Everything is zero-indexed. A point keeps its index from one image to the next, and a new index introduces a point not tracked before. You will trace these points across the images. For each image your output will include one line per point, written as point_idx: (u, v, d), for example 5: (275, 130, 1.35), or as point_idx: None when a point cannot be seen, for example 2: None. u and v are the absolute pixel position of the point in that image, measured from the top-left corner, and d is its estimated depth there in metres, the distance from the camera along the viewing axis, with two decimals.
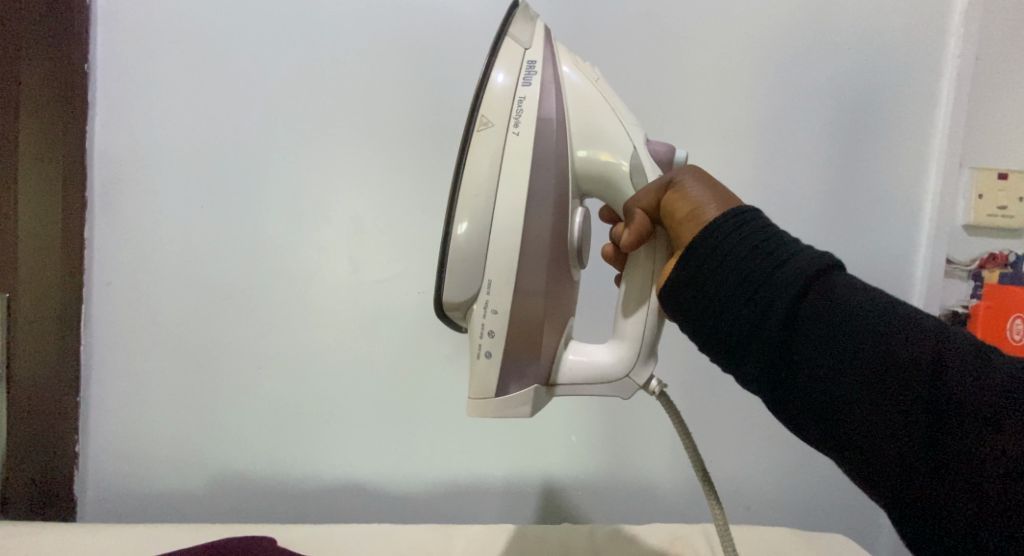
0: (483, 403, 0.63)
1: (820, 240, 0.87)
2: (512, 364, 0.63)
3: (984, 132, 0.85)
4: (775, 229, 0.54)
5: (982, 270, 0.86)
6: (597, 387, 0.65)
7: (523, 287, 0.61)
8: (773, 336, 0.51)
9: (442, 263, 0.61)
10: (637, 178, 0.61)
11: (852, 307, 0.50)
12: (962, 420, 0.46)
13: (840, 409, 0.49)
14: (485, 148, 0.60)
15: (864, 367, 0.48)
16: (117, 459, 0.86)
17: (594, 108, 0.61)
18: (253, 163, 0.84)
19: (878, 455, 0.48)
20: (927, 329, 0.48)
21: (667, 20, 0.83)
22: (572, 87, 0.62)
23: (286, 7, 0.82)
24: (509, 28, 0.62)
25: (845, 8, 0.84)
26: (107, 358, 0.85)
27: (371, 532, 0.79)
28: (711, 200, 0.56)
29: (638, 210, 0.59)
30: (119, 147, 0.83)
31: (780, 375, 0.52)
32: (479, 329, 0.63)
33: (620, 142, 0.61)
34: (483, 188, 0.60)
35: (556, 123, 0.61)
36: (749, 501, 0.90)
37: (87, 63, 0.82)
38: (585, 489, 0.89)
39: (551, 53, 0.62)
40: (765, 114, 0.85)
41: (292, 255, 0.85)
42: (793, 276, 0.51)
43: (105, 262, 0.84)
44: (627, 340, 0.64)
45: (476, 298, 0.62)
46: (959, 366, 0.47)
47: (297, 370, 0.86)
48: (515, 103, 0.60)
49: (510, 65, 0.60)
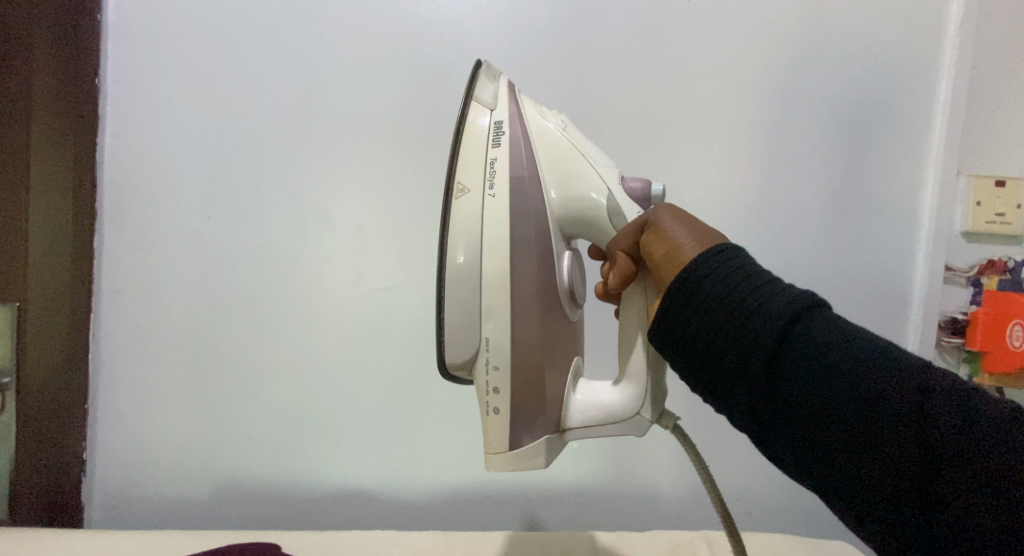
0: (497, 460, 0.64)
1: (819, 246, 0.87)
2: (520, 418, 0.64)
3: (981, 139, 0.86)
4: (755, 266, 0.55)
5: (982, 276, 0.86)
6: (609, 429, 0.65)
7: (520, 339, 0.63)
8: (763, 372, 0.52)
9: (440, 325, 0.63)
10: (618, 220, 0.63)
11: (832, 348, 0.51)
12: (952, 457, 0.47)
13: (827, 448, 0.50)
14: (465, 214, 0.62)
15: (853, 404, 0.50)
16: (125, 466, 0.87)
17: (565, 159, 0.64)
18: (257, 174, 0.85)
19: (868, 491, 0.49)
20: (911, 368, 0.50)
21: (664, 29, 0.84)
22: (541, 139, 0.64)
23: (288, 19, 0.84)
24: (473, 93, 0.65)
25: (840, 16, 0.85)
26: (116, 366, 0.86)
27: (374, 539, 0.79)
28: (687, 239, 0.58)
29: (620, 252, 0.61)
30: (127, 160, 0.85)
31: (770, 411, 0.52)
32: (484, 386, 0.64)
33: (594, 187, 0.63)
34: (468, 245, 0.62)
35: (531, 179, 0.63)
36: (750, 508, 0.90)
37: (98, 77, 0.84)
38: (586, 497, 0.89)
39: (516, 110, 0.64)
40: (762, 124, 0.85)
41: (295, 265, 0.86)
42: (780, 313, 0.52)
43: (114, 273, 0.86)
44: (634, 380, 0.64)
45: (477, 355, 0.64)
46: (947, 404, 0.48)
47: (301, 377, 0.87)
48: (487, 167, 0.62)
49: (479, 132, 0.63)
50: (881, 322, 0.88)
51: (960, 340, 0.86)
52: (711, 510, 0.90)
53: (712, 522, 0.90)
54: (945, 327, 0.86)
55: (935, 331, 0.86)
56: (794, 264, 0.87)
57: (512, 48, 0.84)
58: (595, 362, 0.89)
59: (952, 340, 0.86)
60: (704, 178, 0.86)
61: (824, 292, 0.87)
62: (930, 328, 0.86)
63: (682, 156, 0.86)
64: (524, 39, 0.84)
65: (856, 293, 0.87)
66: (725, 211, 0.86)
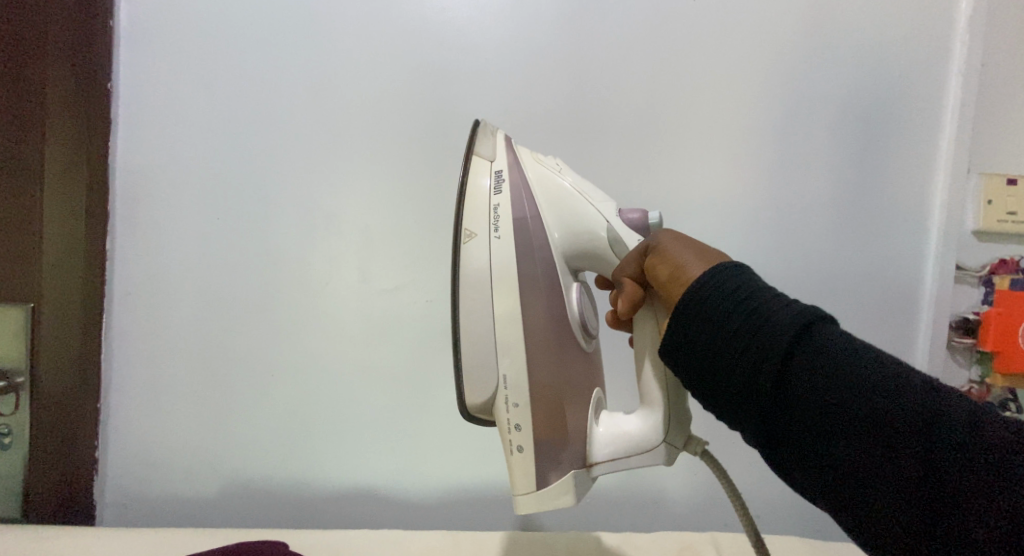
0: (528, 501, 0.65)
1: (828, 246, 0.86)
2: (544, 454, 0.65)
3: (992, 138, 0.85)
4: (758, 282, 0.57)
5: (993, 276, 0.85)
6: (637, 460, 0.65)
7: (538, 375, 0.64)
8: (770, 387, 0.53)
9: (457, 366, 0.64)
10: (619, 248, 0.65)
11: (835, 361, 0.52)
12: (957, 473, 0.48)
13: (834, 460, 0.52)
14: (473, 256, 0.64)
15: (859, 419, 0.51)
16: (137, 466, 0.88)
17: (563, 201, 0.65)
18: (265, 176, 0.86)
19: (874, 505, 0.50)
20: (916, 385, 0.51)
21: (669, 29, 0.84)
22: (540, 184, 0.66)
23: (294, 22, 0.84)
24: (472, 148, 0.66)
25: (847, 14, 0.84)
26: (127, 368, 0.88)
27: (382, 539, 0.80)
28: (690, 259, 0.59)
29: (627, 278, 0.63)
30: (139, 164, 0.86)
31: (778, 425, 0.54)
32: (506, 424, 0.65)
33: (595, 222, 0.65)
34: (479, 272, 0.63)
35: (533, 220, 0.64)
36: (759, 510, 0.89)
37: (110, 83, 0.85)
38: (593, 499, 0.89)
39: (515, 160, 0.66)
40: (769, 123, 0.85)
41: (303, 266, 0.87)
42: (786, 329, 0.53)
43: (126, 275, 0.87)
44: (656, 407, 0.65)
45: (496, 393, 0.65)
46: (952, 420, 0.49)
47: (310, 377, 0.88)
48: (491, 214, 0.64)
49: (481, 182, 0.65)
50: (891, 322, 0.87)
51: (971, 340, 0.85)
52: (718, 512, 0.89)
53: (721, 525, 0.89)
54: (956, 327, 0.85)
55: (946, 331, 0.85)
56: (802, 264, 0.86)
57: (516, 48, 0.84)
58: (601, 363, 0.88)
59: (964, 340, 0.85)
60: (710, 179, 0.85)
61: (832, 291, 0.87)
62: (941, 328, 0.85)
63: (688, 156, 0.85)
64: (528, 40, 0.84)
65: (866, 293, 0.87)
66: (732, 210, 0.86)
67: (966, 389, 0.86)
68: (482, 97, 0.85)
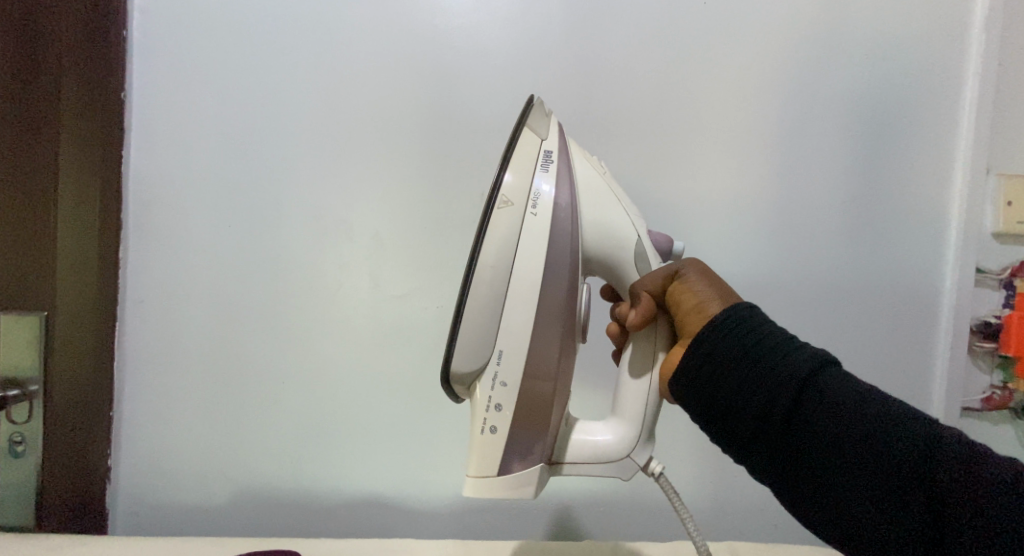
0: (484, 481, 0.64)
1: (844, 250, 0.85)
2: (518, 440, 0.64)
3: (1011, 139, 0.83)
4: (773, 324, 0.59)
5: (1015, 278, 0.83)
6: (598, 469, 0.67)
7: (534, 361, 0.64)
8: (782, 420, 0.55)
9: (453, 334, 0.63)
10: (642, 263, 0.65)
11: (846, 400, 0.55)
12: (961, 512, 0.50)
13: (841, 491, 0.54)
14: (503, 225, 0.62)
15: (869, 459, 0.53)
16: (147, 474, 0.88)
17: (602, 198, 0.65)
18: (277, 184, 0.86)
19: (873, 538, 0.53)
20: (924, 429, 0.53)
21: (680, 34, 0.83)
22: (583, 176, 0.65)
23: (307, 31, 0.85)
24: (527, 120, 0.65)
25: (861, 17, 0.83)
26: (137, 375, 0.87)
27: (393, 546, 0.79)
28: (712, 297, 0.62)
29: (644, 292, 0.64)
30: (151, 172, 0.86)
31: (788, 459, 0.56)
32: (486, 403, 0.64)
33: (626, 227, 0.65)
34: (501, 254, 0.62)
35: (571, 207, 0.63)
36: (777, 518, 0.88)
37: (123, 90, 0.85)
38: (607, 507, 0.88)
39: (565, 146, 0.65)
40: (783, 126, 0.84)
41: (315, 274, 0.86)
42: (799, 368, 0.56)
43: (139, 282, 0.87)
44: (629, 421, 0.66)
45: (486, 367, 0.64)
46: (954, 461, 0.51)
47: (322, 383, 0.87)
48: (532, 188, 0.63)
49: (530, 155, 0.63)
50: (910, 328, 0.86)
51: (994, 345, 0.83)
52: (734, 521, 0.88)
53: (736, 533, 0.88)
54: (976, 331, 0.84)
55: (966, 335, 0.84)
56: (818, 267, 0.85)
57: (528, 56, 0.84)
58: (614, 370, 0.87)
59: (985, 345, 0.84)
60: (725, 180, 0.84)
61: (847, 294, 0.85)
62: (960, 333, 0.84)
63: (700, 163, 0.84)
64: (541, 48, 0.84)
65: (885, 299, 0.85)
66: (745, 215, 0.85)
67: (988, 395, 0.85)
68: (493, 102, 0.85)
